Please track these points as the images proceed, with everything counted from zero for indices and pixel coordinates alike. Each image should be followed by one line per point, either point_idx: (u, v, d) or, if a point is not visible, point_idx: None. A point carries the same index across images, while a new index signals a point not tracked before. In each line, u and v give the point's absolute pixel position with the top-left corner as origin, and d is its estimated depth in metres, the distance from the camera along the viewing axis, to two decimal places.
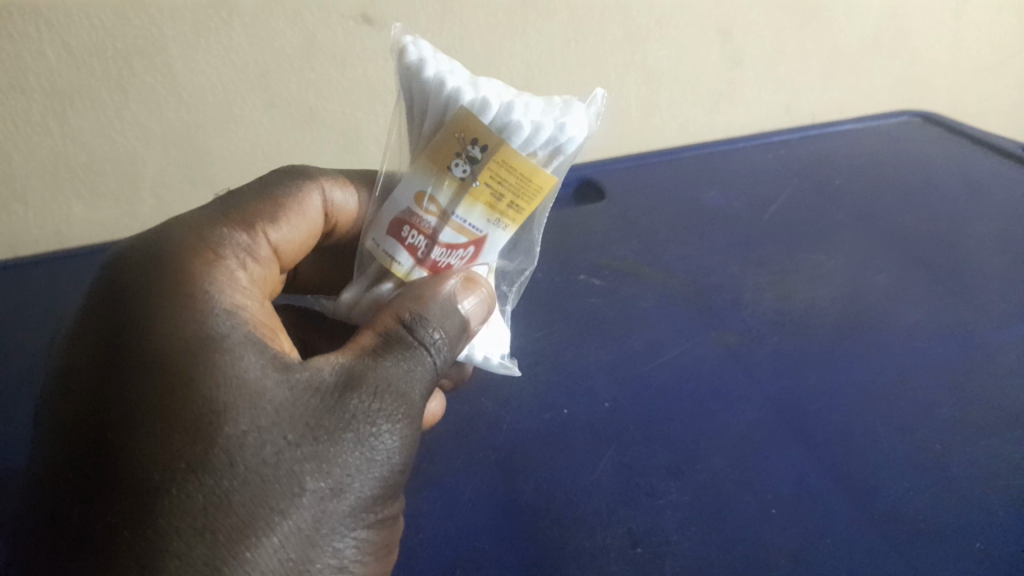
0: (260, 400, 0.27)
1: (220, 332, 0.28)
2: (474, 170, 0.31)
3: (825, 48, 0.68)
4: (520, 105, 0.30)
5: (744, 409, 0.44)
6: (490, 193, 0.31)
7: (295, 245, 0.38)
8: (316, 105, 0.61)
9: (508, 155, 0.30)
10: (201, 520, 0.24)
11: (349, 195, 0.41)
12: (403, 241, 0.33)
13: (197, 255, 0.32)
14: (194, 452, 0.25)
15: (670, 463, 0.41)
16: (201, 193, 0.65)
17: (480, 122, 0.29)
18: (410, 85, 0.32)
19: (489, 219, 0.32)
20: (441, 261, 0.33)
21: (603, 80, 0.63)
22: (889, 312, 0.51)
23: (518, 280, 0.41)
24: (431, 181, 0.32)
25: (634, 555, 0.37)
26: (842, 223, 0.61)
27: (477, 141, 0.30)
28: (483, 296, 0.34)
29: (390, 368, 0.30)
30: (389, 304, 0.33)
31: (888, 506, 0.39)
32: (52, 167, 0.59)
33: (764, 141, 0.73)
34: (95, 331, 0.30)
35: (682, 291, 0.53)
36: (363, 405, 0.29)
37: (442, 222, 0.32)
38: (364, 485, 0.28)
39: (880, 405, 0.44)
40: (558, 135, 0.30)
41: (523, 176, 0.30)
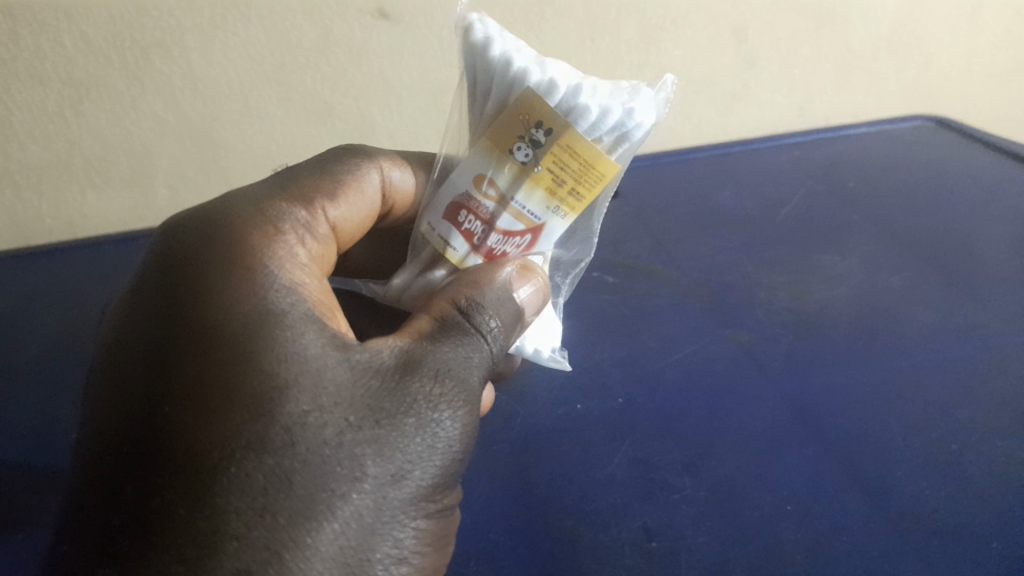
0: (322, 379, 0.27)
1: (280, 308, 0.29)
2: (537, 154, 0.31)
3: (840, 52, 0.68)
4: (588, 89, 0.30)
5: (758, 407, 0.44)
6: (552, 178, 0.31)
7: (353, 224, 0.38)
8: (330, 99, 0.62)
9: (573, 140, 0.30)
10: (260, 501, 0.24)
11: (406, 175, 0.42)
12: (461, 225, 0.34)
13: (257, 228, 0.32)
14: (255, 429, 0.25)
15: (684, 458, 0.42)
16: (214, 185, 0.65)
17: (546, 104, 0.30)
18: (476, 64, 0.32)
19: (548, 206, 0.32)
20: (497, 247, 0.34)
21: (616, 79, 0.63)
22: (902, 313, 0.52)
23: (572, 271, 0.41)
24: (492, 165, 0.32)
25: (648, 548, 0.37)
26: (856, 225, 0.61)
27: (541, 124, 0.30)
28: (539, 286, 0.34)
29: (448, 353, 0.30)
30: (444, 289, 0.33)
31: (902, 505, 0.39)
32: (66, 157, 0.59)
33: (775, 143, 0.73)
34: (148, 304, 0.30)
35: (694, 289, 0.54)
36: (425, 389, 0.29)
37: (501, 208, 0.32)
38: (426, 473, 0.28)
39: (892, 405, 0.45)
40: (625, 121, 0.30)
41: (587, 162, 0.30)
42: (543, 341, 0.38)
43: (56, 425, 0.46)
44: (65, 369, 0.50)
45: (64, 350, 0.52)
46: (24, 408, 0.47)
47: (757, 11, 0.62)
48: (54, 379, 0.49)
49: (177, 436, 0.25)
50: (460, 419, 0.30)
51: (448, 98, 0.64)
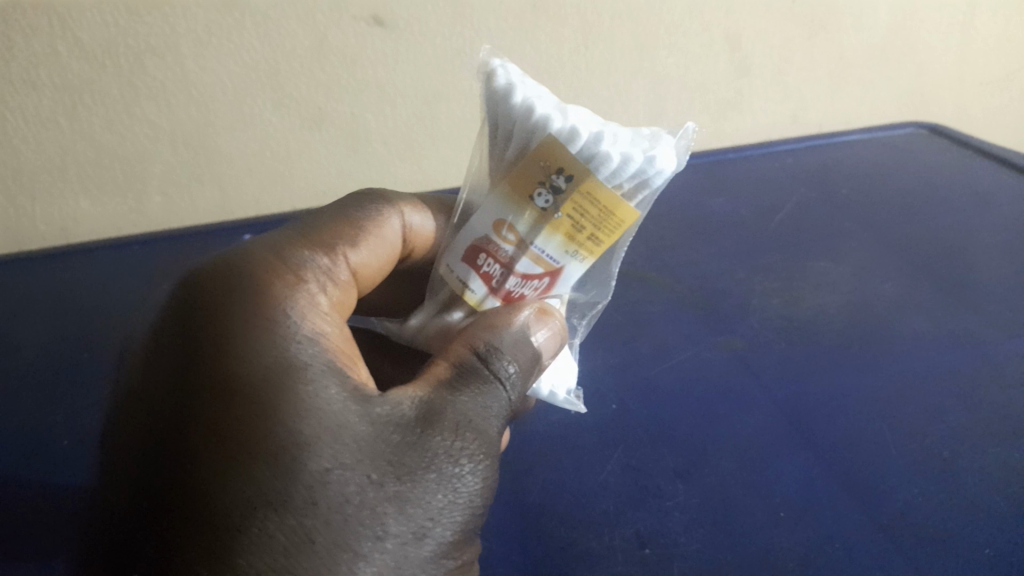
0: (344, 435, 0.27)
1: (301, 360, 0.28)
2: (557, 201, 0.31)
3: (833, 59, 0.68)
4: (609, 136, 0.30)
5: (751, 414, 0.44)
6: (571, 224, 0.31)
7: (373, 270, 0.38)
8: (325, 106, 0.62)
9: (595, 186, 0.30)
10: (281, 562, 0.24)
11: (426, 219, 0.41)
12: (480, 269, 0.34)
13: (279, 276, 0.32)
14: (276, 489, 0.25)
15: (677, 465, 0.41)
16: (208, 192, 0.65)
17: (567, 151, 0.30)
18: (496, 109, 0.32)
19: (567, 250, 0.32)
20: (515, 290, 0.34)
21: (611, 85, 0.63)
22: (895, 319, 0.52)
23: (590, 312, 0.40)
24: (511, 210, 0.32)
25: (641, 555, 0.37)
26: (850, 232, 0.61)
27: (562, 170, 0.30)
28: (555, 328, 0.34)
29: (468, 403, 0.30)
30: (463, 333, 0.33)
31: (895, 510, 0.39)
32: (60, 163, 0.59)
33: (770, 151, 0.73)
34: (169, 349, 0.29)
35: (689, 296, 0.54)
36: (447, 443, 0.29)
37: (520, 252, 0.32)
38: (448, 530, 0.28)
39: (886, 410, 0.45)
40: (647, 168, 0.30)
41: (607, 208, 0.30)
42: (560, 381, 0.37)
43: (53, 434, 0.46)
44: (58, 376, 0.50)
45: (56, 359, 0.52)
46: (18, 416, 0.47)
47: (750, 17, 0.63)
48: (47, 385, 0.49)
49: (199, 494, 0.25)
50: (481, 473, 0.29)
51: (443, 104, 0.64)
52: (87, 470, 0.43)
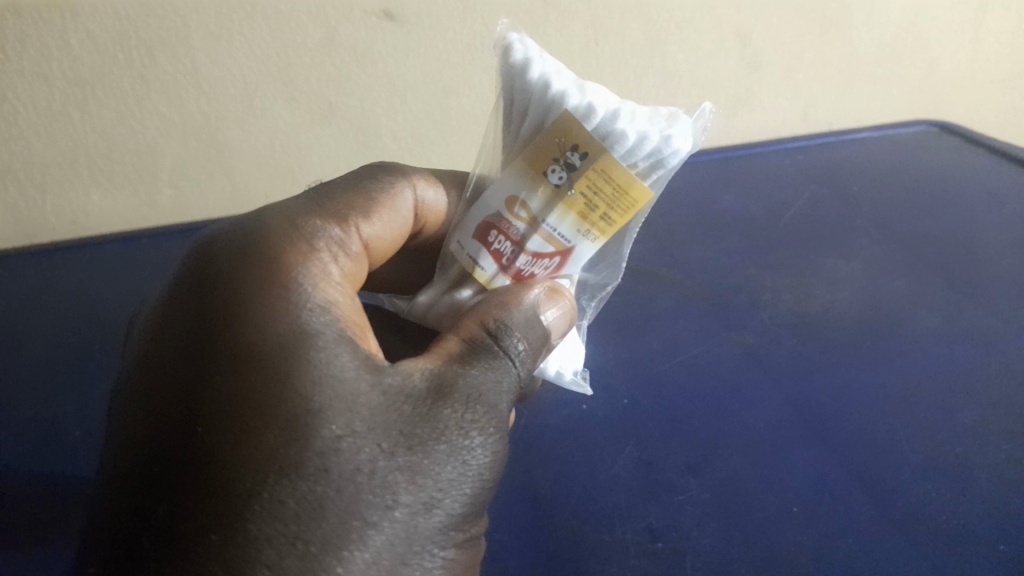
0: (355, 404, 0.27)
1: (314, 328, 0.28)
2: (571, 178, 0.31)
3: (843, 58, 0.68)
4: (626, 114, 0.30)
5: (763, 410, 0.44)
6: (584, 202, 0.31)
7: (384, 243, 0.37)
8: (335, 100, 0.62)
9: (609, 165, 0.30)
10: (293, 527, 0.24)
11: (440, 194, 0.41)
12: (490, 246, 0.33)
13: (293, 245, 0.32)
14: (289, 454, 0.25)
15: (689, 460, 0.41)
16: (218, 185, 0.65)
17: (583, 128, 0.30)
18: (513, 84, 0.32)
19: (579, 229, 0.32)
20: (526, 269, 0.34)
21: (621, 82, 0.63)
22: (905, 316, 0.52)
23: (599, 294, 0.40)
24: (525, 186, 0.32)
25: (653, 549, 0.37)
26: (860, 229, 0.61)
27: (577, 147, 0.30)
28: (566, 308, 0.34)
29: (478, 377, 0.30)
30: (473, 309, 0.33)
31: (907, 506, 0.39)
32: (70, 155, 0.59)
33: (782, 148, 0.74)
34: (180, 317, 0.29)
35: (699, 292, 0.53)
36: (457, 415, 0.29)
37: (531, 229, 0.32)
38: (457, 502, 0.28)
39: (897, 407, 0.45)
40: (663, 148, 0.30)
41: (621, 187, 0.30)
42: (567, 362, 0.37)
43: (54, 427, 0.45)
44: (68, 368, 0.50)
45: (64, 352, 0.52)
46: (29, 408, 0.47)
47: (761, 16, 0.63)
48: (58, 377, 0.49)
49: (208, 459, 0.25)
50: (489, 446, 0.29)
51: (453, 99, 0.64)
52: (88, 462, 0.43)
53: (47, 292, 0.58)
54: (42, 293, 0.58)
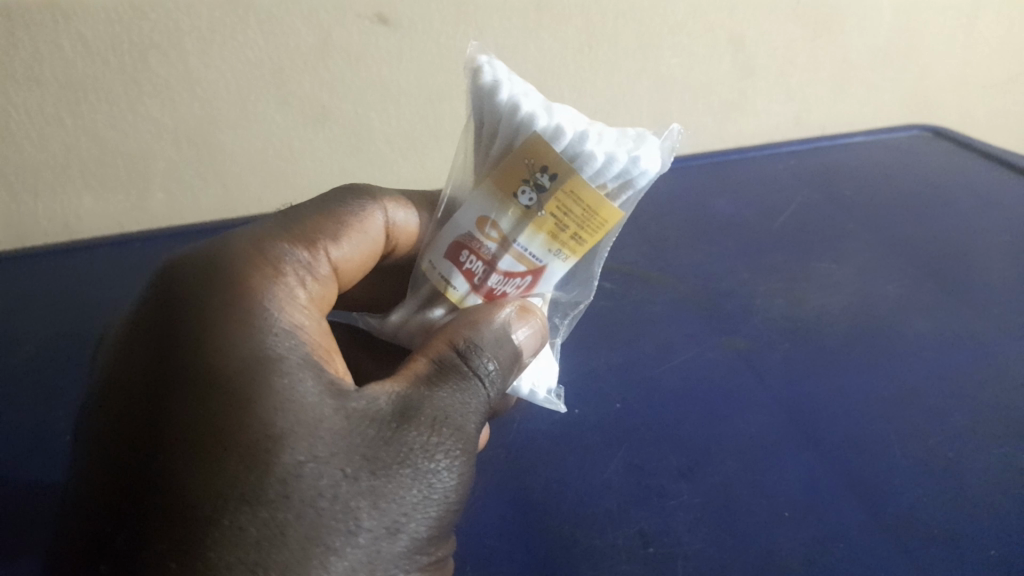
0: (318, 429, 0.27)
1: (277, 354, 0.28)
2: (541, 199, 0.31)
3: (837, 62, 0.68)
4: (594, 135, 0.30)
5: (755, 414, 0.44)
6: (555, 223, 0.31)
7: (354, 264, 0.38)
8: (328, 103, 0.62)
9: (578, 186, 0.30)
10: (253, 554, 0.24)
11: (412, 215, 0.41)
12: (462, 265, 0.34)
13: (259, 269, 0.32)
14: (249, 479, 0.25)
15: (681, 464, 0.41)
16: (211, 189, 0.65)
17: (552, 150, 0.30)
18: (481, 106, 0.32)
19: (550, 249, 0.32)
20: (498, 288, 0.34)
21: (615, 86, 0.64)
22: (898, 320, 0.52)
23: (571, 312, 0.40)
24: (495, 208, 0.32)
25: (644, 554, 0.37)
26: (853, 233, 0.61)
27: (547, 168, 0.30)
28: (536, 327, 0.34)
29: (447, 399, 0.30)
30: (444, 329, 0.33)
31: (898, 510, 0.39)
32: (62, 159, 0.60)
33: (771, 152, 0.73)
34: (150, 345, 0.29)
35: (692, 297, 0.54)
36: (423, 438, 0.29)
37: (503, 250, 0.33)
38: (421, 525, 0.28)
39: (889, 411, 0.45)
40: (631, 168, 0.30)
41: (589, 208, 0.31)
42: (540, 381, 0.38)
43: (32, 430, 0.45)
44: (56, 371, 0.50)
45: (52, 358, 0.51)
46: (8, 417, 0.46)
47: (755, 20, 0.63)
48: (46, 382, 0.49)
49: (169, 485, 0.25)
50: (455, 468, 0.29)
51: (447, 103, 0.64)
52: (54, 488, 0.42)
53: (30, 296, 0.57)
54: (25, 295, 0.57)
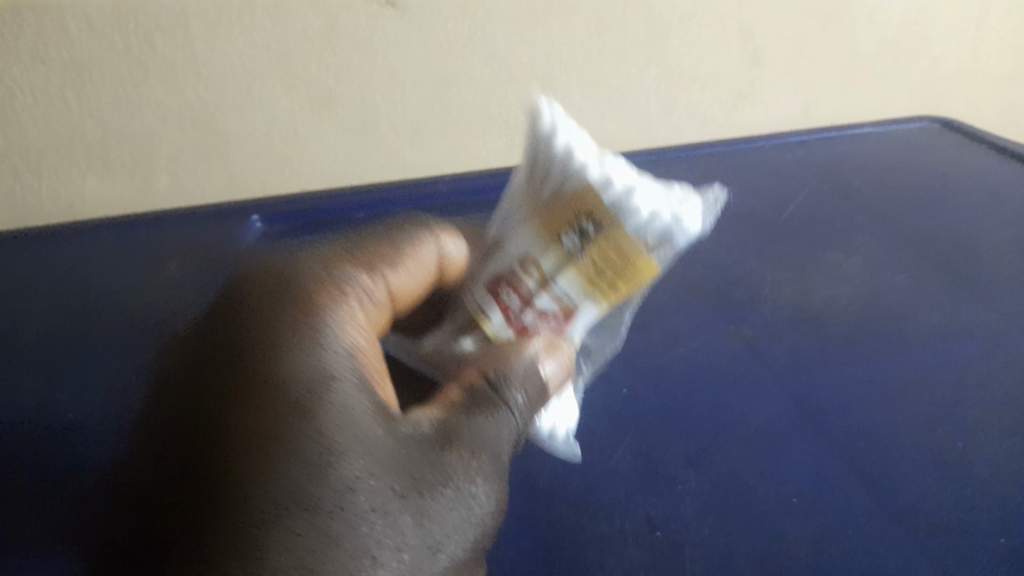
0: (374, 448, 0.29)
1: (340, 373, 0.31)
2: (584, 245, 0.34)
3: (844, 53, 0.69)
4: (641, 190, 0.33)
5: (761, 403, 0.44)
6: (592, 270, 0.34)
7: (407, 291, 0.40)
8: (335, 88, 0.62)
9: (619, 235, 0.33)
10: (305, 562, 0.26)
11: (462, 247, 0.43)
12: (504, 299, 0.38)
13: (324, 292, 0.34)
14: (307, 491, 0.27)
15: (688, 452, 0.41)
16: (216, 173, 0.65)
17: (600, 199, 0.33)
18: (541, 149, 0.36)
19: (584, 292, 0.35)
20: (531, 324, 0.37)
21: (622, 75, 0.65)
22: (907, 312, 0.51)
23: (598, 359, 0.43)
24: (539, 248, 0.35)
25: (651, 540, 0.37)
26: (861, 225, 0.60)
27: (593, 216, 0.33)
28: (562, 364, 0.37)
29: (482, 429, 0.33)
30: (477, 363, 0.37)
31: (907, 501, 0.39)
32: (67, 140, 0.60)
33: (778, 142, 0.70)
34: (214, 354, 0.31)
35: (700, 286, 0.53)
36: (463, 466, 0.32)
37: (541, 288, 0.36)
38: (458, 547, 0.30)
39: (897, 401, 0.45)
40: (670, 225, 0.33)
41: (626, 258, 0.33)
42: (561, 421, 0.39)
43: (46, 418, 0.46)
44: (63, 357, 0.50)
45: (55, 347, 0.51)
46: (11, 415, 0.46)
47: (762, 11, 0.64)
48: (50, 370, 0.49)
49: (233, 492, 0.27)
50: (489, 492, 0.32)
51: (453, 90, 0.64)
52: (48, 503, 0.42)
53: (31, 278, 0.57)
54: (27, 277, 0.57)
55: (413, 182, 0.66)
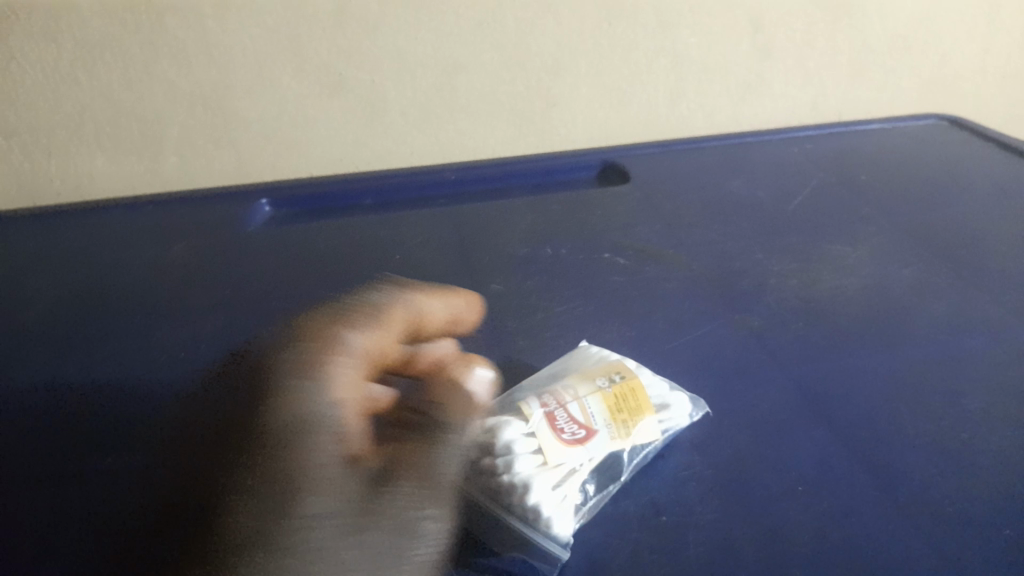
0: (338, 486, 0.35)
1: (312, 423, 0.38)
2: (612, 386, 0.42)
3: (852, 47, 0.70)
4: (654, 380, 0.43)
5: (766, 390, 0.44)
6: (615, 405, 0.41)
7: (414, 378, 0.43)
8: (344, 71, 0.62)
9: (637, 387, 0.42)
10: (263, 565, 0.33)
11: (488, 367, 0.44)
12: (542, 403, 0.41)
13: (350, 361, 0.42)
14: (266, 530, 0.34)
15: (692, 437, 0.41)
16: (225, 155, 0.65)
17: (626, 366, 0.43)
18: (574, 352, 0.47)
19: (606, 419, 0.41)
20: (559, 417, 0.40)
21: (632, 64, 0.67)
22: (914, 305, 0.52)
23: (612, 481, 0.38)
24: (579, 381, 0.42)
25: (655, 522, 0.37)
26: (868, 218, 0.61)
27: (620, 373, 0.43)
28: (574, 448, 0.39)
29: (441, 470, 0.37)
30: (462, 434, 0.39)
31: (911, 490, 0.39)
32: (76, 119, 0.61)
33: (788, 135, 0.70)
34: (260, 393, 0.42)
35: (707, 276, 0.54)
36: (411, 497, 0.36)
37: (575, 400, 0.41)
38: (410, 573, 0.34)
39: (902, 391, 0.45)
40: (668, 399, 0.42)
41: (641, 404, 0.41)
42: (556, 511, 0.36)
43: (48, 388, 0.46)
44: (69, 335, 0.51)
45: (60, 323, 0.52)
46: (10, 399, 0.45)
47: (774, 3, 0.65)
48: (54, 350, 0.49)
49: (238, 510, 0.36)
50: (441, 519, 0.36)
51: (462, 75, 0.65)
52: (45, 487, 0.40)
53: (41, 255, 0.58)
54: (35, 254, 0.58)
55: (422, 169, 0.66)
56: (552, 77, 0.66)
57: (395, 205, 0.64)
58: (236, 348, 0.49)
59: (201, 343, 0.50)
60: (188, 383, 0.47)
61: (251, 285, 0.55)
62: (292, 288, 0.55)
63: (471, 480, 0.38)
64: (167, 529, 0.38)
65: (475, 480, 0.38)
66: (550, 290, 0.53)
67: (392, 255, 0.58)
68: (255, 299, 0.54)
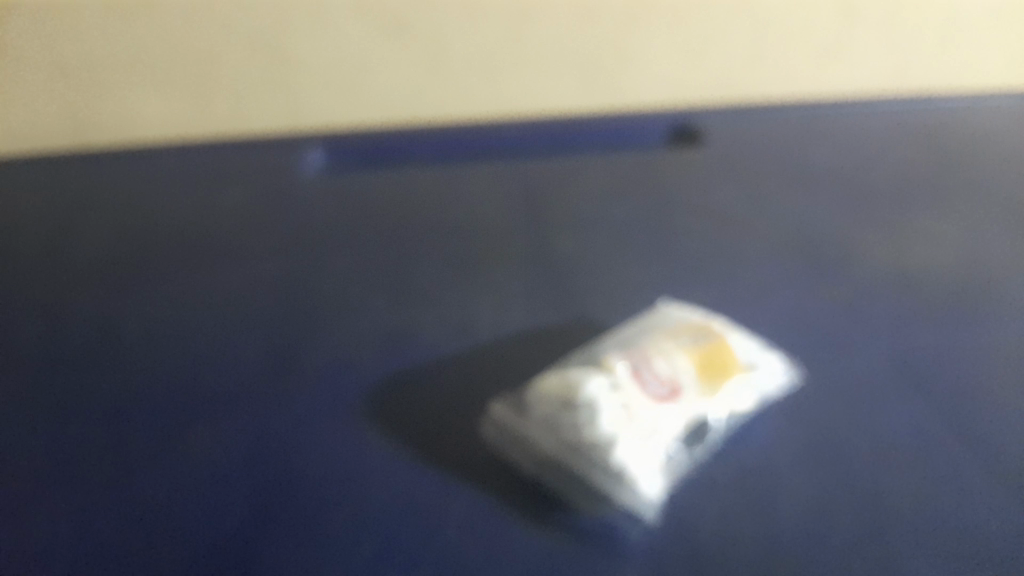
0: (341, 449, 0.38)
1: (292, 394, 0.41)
2: (697, 344, 0.40)
3: (938, 14, 0.66)
4: (743, 340, 0.41)
5: (855, 358, 0.42)
6: (700, 365, 0.39)
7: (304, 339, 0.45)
8: (406, 15, 0.61)
9: (723, 347, 0.40)
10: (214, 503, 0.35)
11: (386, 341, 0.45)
12: (625, 357, 0.39)
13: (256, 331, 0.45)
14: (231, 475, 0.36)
15: (779, 401, 0.39)
16: (278, 101, 0.63)
17: (710, 325, 0.41)
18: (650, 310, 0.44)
19: (692, 378, 0.38)
20: (644, 373, 0.38)
21: (706, 21, 0.64)
22: (1013, 280, 0.48)
23: (695, 448, 0.37)
24: (661, 338, 0.40)
25: (742, 484, 0.36)
26: (957, 191, 0.57)
27: (705, 333, 0.41)
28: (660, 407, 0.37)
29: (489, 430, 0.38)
30: (550, 389, 0.37)
31: (1017, 462, 0.37)
32: (133, 58, 0.59)
33: (869, 106, 0.67)
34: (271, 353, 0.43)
35: (789, 244, 0.51)
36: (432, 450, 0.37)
37: (660, 357, 0.39)
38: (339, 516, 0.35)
39: (1002, 365, 0.42)
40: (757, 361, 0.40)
41: (726, 366, 0.39)
42: (646, 475, 0.34)
43: (105, 325, 0.45)
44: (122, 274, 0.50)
45: (114, 262, 0.51)
46: (69, 335, 0.45)
47: None
48: (111, 288, 0.48)
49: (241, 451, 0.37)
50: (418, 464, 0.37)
51: (529, 25, 0.62)
52: (98, 425, 0.39)
53: (93, 195, 0.57)
54: (87, 194, 0.56)
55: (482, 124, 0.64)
56: (623, 32, 0.64)
57: (457, 158, 0.62)
58: (296, 293, 0.48)
59: (257, 287, 0.48)
60: (246, 328, 0.45)
61: (310, 229, 0.53)
62: (353, 234, 0.53)
63: (548, 432, 0.36)
64: (219, 476, 0.36)
65: (554, 432, 0.36)
66: (622, 250, 0.51)
67: (456, 207, 0.56)
68: (314, 245, 0.52)
